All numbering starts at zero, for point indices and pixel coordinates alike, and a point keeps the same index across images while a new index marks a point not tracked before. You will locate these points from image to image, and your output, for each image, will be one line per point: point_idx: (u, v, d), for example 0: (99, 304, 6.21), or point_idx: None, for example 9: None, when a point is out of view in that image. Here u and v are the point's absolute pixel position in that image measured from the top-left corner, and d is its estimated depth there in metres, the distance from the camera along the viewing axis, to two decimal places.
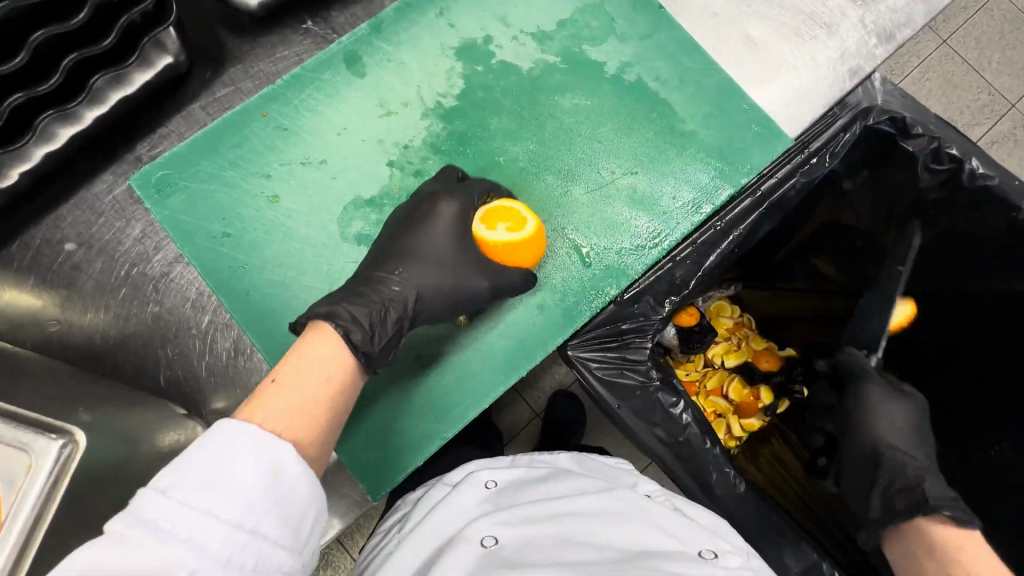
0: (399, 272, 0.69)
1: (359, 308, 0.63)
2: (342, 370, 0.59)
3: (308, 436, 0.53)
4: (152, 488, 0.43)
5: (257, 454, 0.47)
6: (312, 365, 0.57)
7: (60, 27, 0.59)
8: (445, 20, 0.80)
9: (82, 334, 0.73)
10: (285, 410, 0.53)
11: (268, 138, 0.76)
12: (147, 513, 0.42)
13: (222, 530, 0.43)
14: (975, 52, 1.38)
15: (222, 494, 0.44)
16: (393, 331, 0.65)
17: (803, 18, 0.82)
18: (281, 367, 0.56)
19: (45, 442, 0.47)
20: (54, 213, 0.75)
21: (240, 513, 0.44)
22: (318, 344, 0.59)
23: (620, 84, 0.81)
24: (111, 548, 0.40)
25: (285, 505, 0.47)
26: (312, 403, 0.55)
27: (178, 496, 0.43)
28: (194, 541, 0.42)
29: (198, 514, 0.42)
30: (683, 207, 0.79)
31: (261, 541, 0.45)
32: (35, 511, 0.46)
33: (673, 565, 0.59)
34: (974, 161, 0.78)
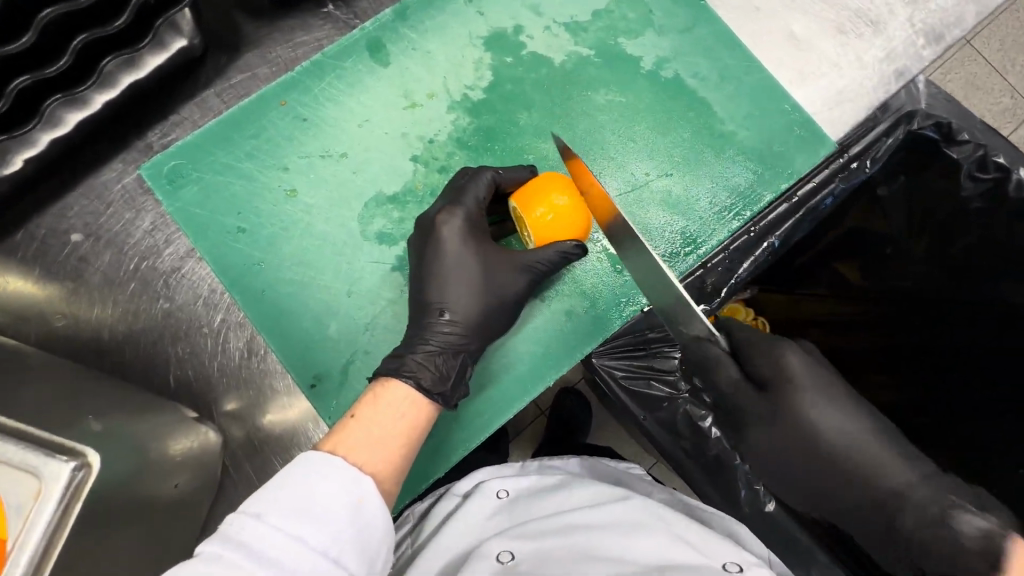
0: (445, 314, 0.65)
1: (423, 353, 0.62)
2: (419, 412, 0.57)
3: (389, 473, 0.52)
4: (245, 512, 0.43)
5: (343, 482, 0.46)
6: (390, 403, 0.56)
7: (70, 6, 0.55)
8: (474, 8, 0.76)
9: (89, 329, 0.70)
10: (365, 445, 0.52)
11: (287, 129, 0.72)
12: (242, 537, 0.42)
13: (308, 556, 0.43)
14: (999, 54, 1.33)
15: (309, 521, 0.44)
16: (460, 367, 0.63)
17: (848, 15, 0.79)
18: (360, 402, 0.56)
19: (56, 465, 0.44)
20: (61, 202, 0.71)
21: (325, 541, 0.44)
22: (395, 388, 0.58)
23: (657, 80, 0.77)
24: (207, 567, 0.40)
25: (365, 537, 0.46)
26: (391, 438, 0.54)
27: (272, 521, 0.43)
28: (282, 567, 0.41)
29: (288, 538, 0.43)
30: (719, 211, 0.76)
31: (343, 573, 0.44)
32: (45, 541, 0.43)
33: None
34: (1022, 171, 0.73)
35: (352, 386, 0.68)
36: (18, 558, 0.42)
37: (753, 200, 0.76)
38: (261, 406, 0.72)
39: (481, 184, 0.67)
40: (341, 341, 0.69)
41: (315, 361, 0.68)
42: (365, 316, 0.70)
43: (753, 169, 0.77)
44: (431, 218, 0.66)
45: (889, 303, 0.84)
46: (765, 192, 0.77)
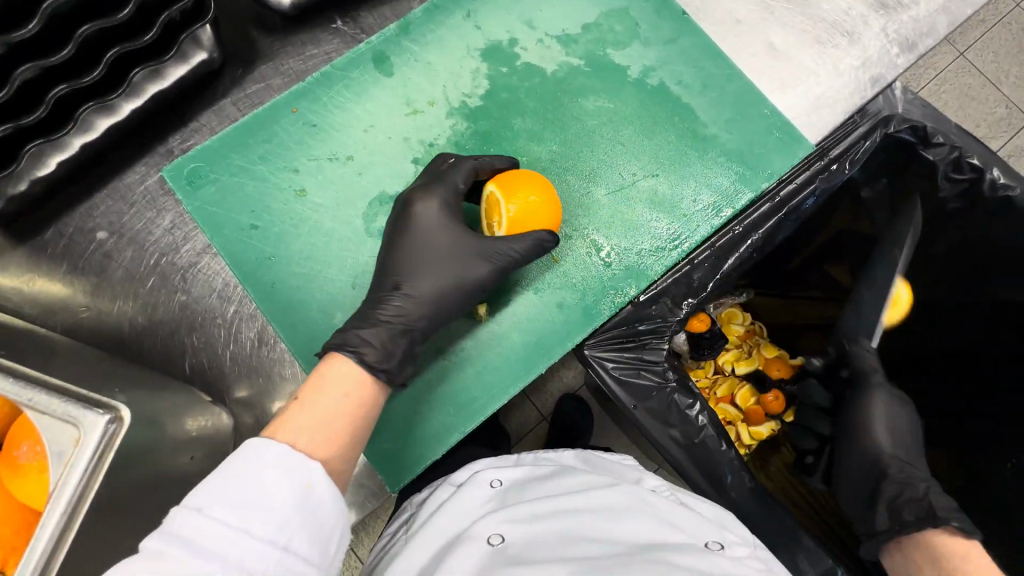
0: (400, 288, 0.70)
1: (385, 328, 0.66)
2: (359, 389, 0.61)
3: (333, 454, 0.56)
4: (187, 506, 0.46)
5: (286, 470, 0.50)
6: (330, 387, 0.60)
7: (106, 22, 0.60)
8: (472, 22, 0.82)
9: (111, 320, 0.75)
10: (308, 425, 0.55)
11: (298, 134, 0.78)
12: (180, 530, 0.45)
13: (255, 545, 0.45)
14: (993, 65, 1.38)
15: (253, 510, 0.47)
16: (405, 347, 0.67)
17: (825, 26, 0.84)
18: (298, 390, 0.58)
19: (91, 417, 0.49)
20: (88, 202, 0.77)
21: (272, 530, 0.47)
22: (333, 366, 0.62)
23: (642, 88, 0.82)
24: (150, 562, 0.43)
25: (315, 521, 0.49)
26: (333, 422, 0.57)
27: (212, 514, 0.46)
28: (229, 557, 0.44)
29: (233, 532, 0.45)
30: (703, 210, 0.80)
31: (292, 557, 0.47)
32: (81, 485, 0.48)
33: (684, 557, 0.59)
34: (995, 171, 0.76)
35: None
36: (59, 500, 0.47)
37: (734, 199, 0.81)
38: (271, 393, 0.76)
39: (459, 171, 0.72)
40: None
41: (321, 349, 0.72)
42: None
43: (735, 169, 0.81)
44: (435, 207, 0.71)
45: (877, 302, 0.90)
46: (746, 192, 0.81)
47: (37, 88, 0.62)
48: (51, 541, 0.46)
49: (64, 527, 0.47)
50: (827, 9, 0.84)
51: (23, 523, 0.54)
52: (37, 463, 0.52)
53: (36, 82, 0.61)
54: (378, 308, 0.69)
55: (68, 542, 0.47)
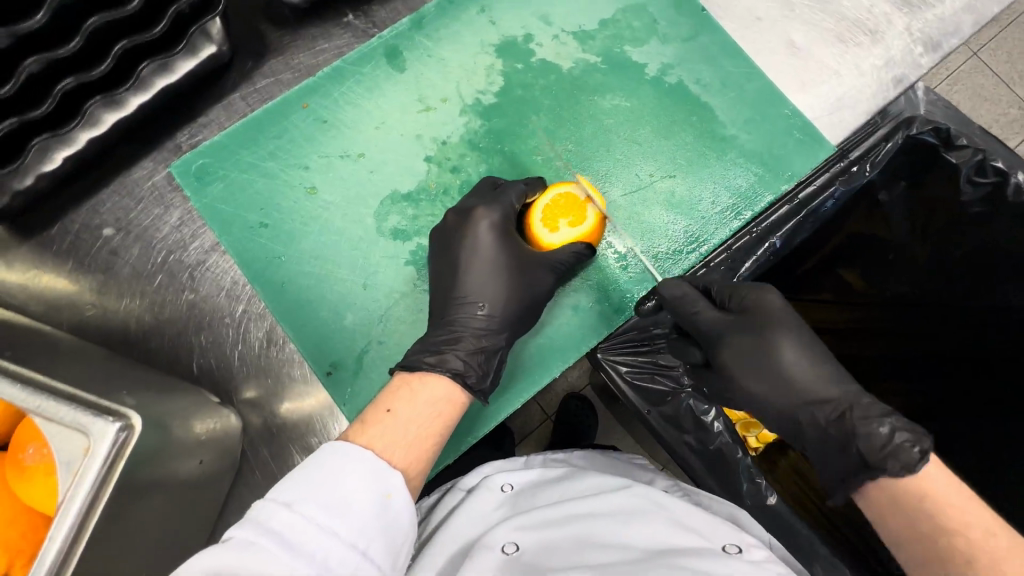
0: (483, 309, 0.68)
1: (465, 352, 0.64)
2: (450, 406, 0.60)
3: (415, 471, 0.53)
4: (273, 500, 0.44)
5: (372, 475, 0.47)
6: (427, 402, 0.58)
7: (114, 14, 0.59)
8: (486, 17, 0.80)
9: (118, 318, 0.74)
10: (399, 441, 0.53)
11: (309, 130, 0.76)
12: (274, 524, 0.42)
13: (338, 548, 0.43)
14: (1007, 66, 1.35)
15: (343, 514, 0.44)
16: (496, 361, 0.67)
17: (848, 24, 0.81)
18: (394, 399, 0.57)
19: (102, 424, 0.48)
20: (94, 198, 0.75)
21: (355, 534, 0.44)
22: (434, 382, 0.60)
23: (660, 86, 0.81)
24: (235, 553, 0.40)
25: (392, 532, 0.46)
26: (423, 436, 0.54)
27: (302, 511, 0.43)
28: (314, 558, 0.42)
29: (318, 530, 0.43)
30: (721, 212, 0.78)
31: (370, 565, 0.44)
32: (93, 492, 0.47)
33: (700, 561, 0.57)
34: (1021, 175, 0.72)
35: (365, 375, 0.71)
36: (69, 508, 0.46)
37: (755, 201, 0.79)
38: (279, 394, 0.75)
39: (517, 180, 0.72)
40: (356, 331, 0.72)
41: (330, 350, 0.71)
42: (379, 308, 0.73)
43: (755, 170, 0.80)
44: (465, 209, 0.70)
45: (895, 308, 0.87)
46: (766, 194, 0.79)
47: (44, 81, 0.60)
48: (63, 547, 0.46)
49: (74, 536, 0.46)
50: (849, 7, 0.82)
51: (32, 526, 0.53)
52: (44, 465, 0.50)
53: (43, 75, 0.60)
54: (455, 328, 0.67)
55: (81, 549, 0.47)
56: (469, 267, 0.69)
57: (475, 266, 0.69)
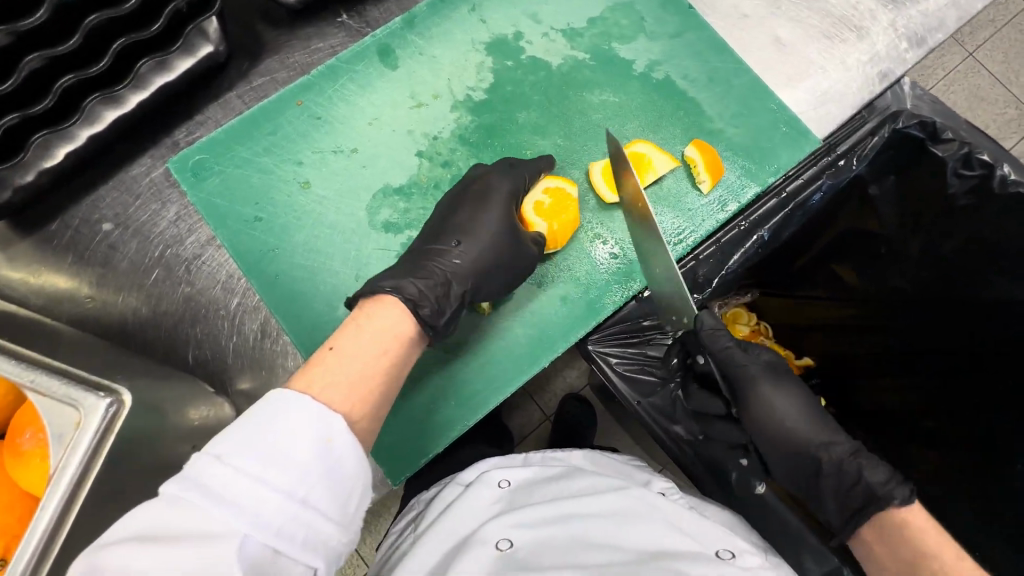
0: (460, 244, 0.71)
1: (424, 283, 0.66)
2: (398, 340, 0.60)
3: (361, 409, 0.53)
4: (205, 453, 0.43)
5: (307, 423, 0.46)
6: (371, 336, 0.58)
7: (111, 11, 0.61)
8: (476, 16, 0.82)
9: (116, 311, 0.76)
10: (341, 380, 0.53)
11: (303, 126, 0.78)
12: (203, 478, 0.42)
13: (272, 497, 0.43)
14: (1003, 66, 1.36)
15: (276, 464, 0.44)
16: (457, 300, 0.68)
17: (833, 21, 0.83)
18: (338, 336, 0.57)
19: (93, 399, 0.49)
20: (93, 194, 0.77)
21: (290, 483, 0.44)
22: (384, 314, 0.61)
23: (648, 82, 0.82)
24: (172, 510, 0.41)
25: (333, 475, 0.46)
26: (366, 375, 0.55)
27: (232, 462, 0.43)
28: (246, 509, 0.42)
29: (250, 480, 0.42)
30: (709, 204, 0.80)
31: (311, 512, 0.44)
32: (82, 464, 0.48)
33: (696, 567, 0.58)
34: (1006, 167, 0.72)
35: None
36: (59, 480, 0.47)
37: (740, 193, 0.80)
38: (274, 385, 0.76)
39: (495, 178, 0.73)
40: None
41: (323, 341, 0.73)
42: None
43: (742, 164, 0.81)
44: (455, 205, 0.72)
45: (882, 302, 0.88)
46: (752, 185, 0.80)
47: (43, 78, 0.62)
48: (55, 516, 0.47)
49: (66, 505, 0.47)
50: (835, 4, 0.83)
51: (25, 509, 0.54)
52: (40, 450, 0.52)
53: (42, 72, 0.61)
54: (425, 263, 0.69)
55: (70, 521, 0.47)
56: (468, 246, 0.71)
57: (471, 244, 0.72)
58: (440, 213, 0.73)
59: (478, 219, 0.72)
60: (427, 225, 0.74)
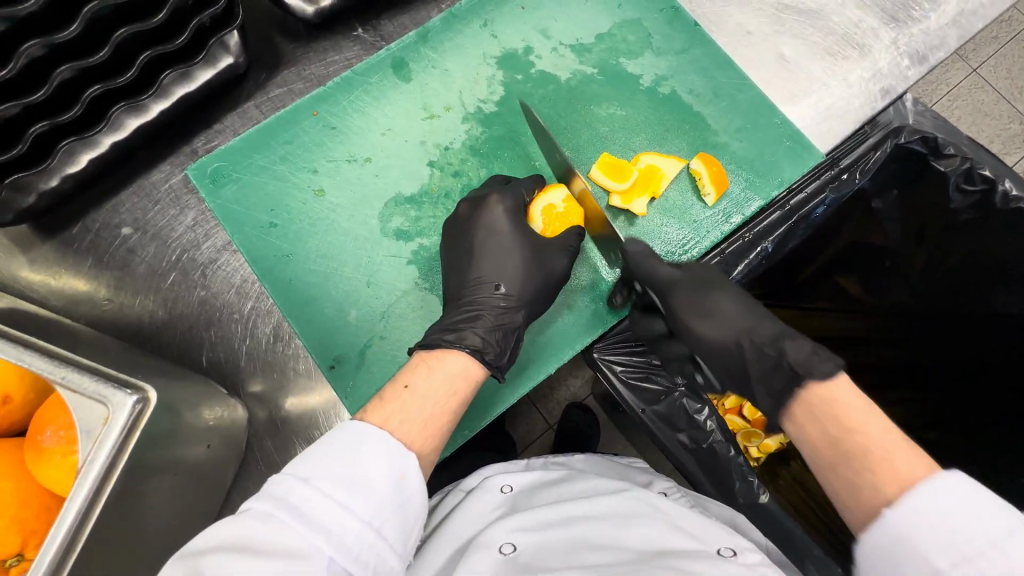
0: (501, 289, 0.73)
1: (483, 329, 0.68)
2: (468, 382, 0.62)
3: (429, 446, 0.55)
4: (293, 475, 0.45)
5: (386, 456, 0.49)
6: (442, 377, 0.60)
7: (141, 25, 0.63)
8: (488, 31, 0.84)
9: (133, 314, 0.77)
10: (415, 417, 0.54)
11: (317, 136, 0.81)
12: (291, 498, 0.44)
13: (353, 524, 0.44)
14: (1007, 82, 1.38)
15: (358, 492, 0.46)
16: (513, 343, 0.70)
17: (835, 38, 0.85)
18: (412, 375, 0.59)
19: (121, 396, 0.51)
20: (114, 199, 0.79)
21: (370, 511, 0.45)
22: (451, 358, 0.63)
23: (654, 96, 0.84)
24: (259, 524, 0.42)
25: (404, 511, 0.48)
26: (437, 414, 0.56)
27: (320, 486, 0.45)
28: (331, 534, 0.43)
29: (335, 504, 0.44)
30: (714, 216, 0.81)
31: (382, 543, 0.46)
32: (113, 453, 0.50)
33: (696, 564, 0.57)
34: (1008, 183, 0.73)
35: (368, 368, 0.74)
36: (87, 474, 0.49)
37: (744, 206, 0.82)
38: (284, 388, 0.77)
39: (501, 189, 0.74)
40: (359, 327, 0.75)
41: (334, 344, 0.74)
42: (383, 305, 0.76)
43: (746, 177, 0.83)
44: (465, 213, 0.74)
45: (883, 313, 0.89)
46: (756, 199, 0.82)
47: (72, 88, 0.64)
48: (82, 508, 0.48)
49: (91, 499, 0.49)
50: (838, 22, 0.85)
51: (43, 508, 0.55)
52: (62, 447, 0.53)
53: (71, 82, 0.64)
54: (477, 308, 0.71)
55: (96, 513, 0.49)
56: (483, 253, 0.73)
57: (491, 248, 0.74)
58: (451, 222, 0.75)
59: (491, 232, 0.73)
60: (444, 234, 0.75)
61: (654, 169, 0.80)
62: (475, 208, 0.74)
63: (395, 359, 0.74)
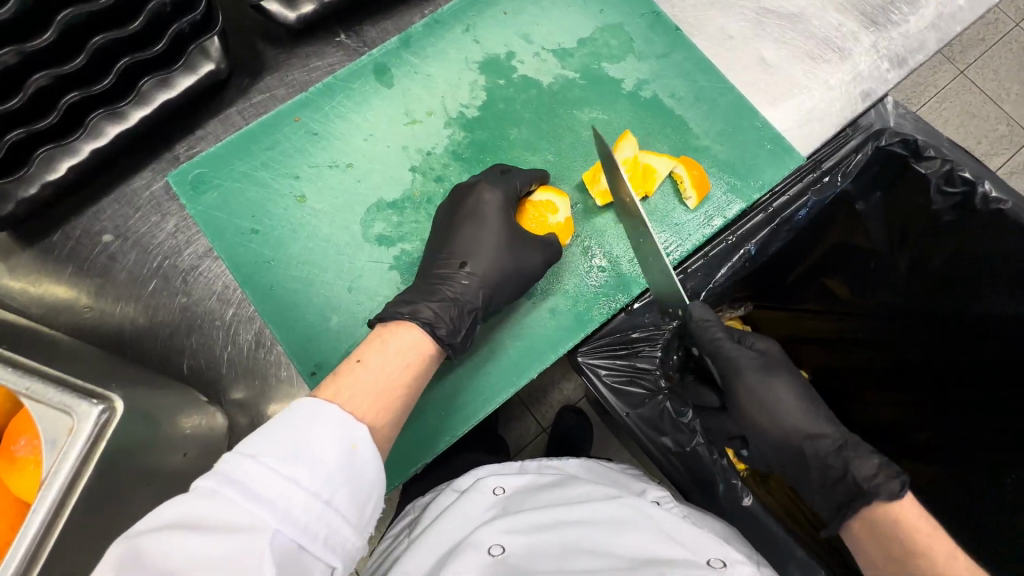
0: (466, 268, 0.72)
1: (440, 303, 0.68)
2: (421, 355, 0.62)
3: (381, 415, 0.55)
4: (240, 452, 0.45)
5: (336, 428, 0.48)
6: (396, 349, 0.61)
7: (117, 33, 0.63)
8: (470, 36, 0.84)
9: (113, 321, 0.77)
10: (367, 390, 0.55)
11: (299, 142, 0.80)
12: (237, 474, 0.44)
13: (302, 497, 0.44)
14: (993, 83, 1.39)
15: (306, 465, 0.45)
16: (467, 326, 0.69)
17: (816, 42, 0.85)
18: (364, 350, 0.59)
19: (85, 406, 0.51)
20: (94, 206, 0.79)
21: (319, 484, 0.45)
22: (404, 332, 0.63)
23: (637, 100, 0.84)
24: (203, 501, 0.42)
25: (356, 481, 0.48)
26: (388, 385, 0.57)
27: (267, 461, 0.45)
28: (276, 505, 0.43)
29: (282, 479, 0.44)
30: (696, 219, 0.81)
31: (333, 513, 0.46)
32: (74, 469, 0.49)
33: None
34: (987, 184, 0.74)
35: None
36: (51, 485, 0.48)
37: (726, 209, 0.82)
38: (267, 395, 0.77)
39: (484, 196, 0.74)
40: (341, 332, 0.75)
41: (317, 351, 0.74)
42: (366, 311, 0.76)
43: (727, 180, 0.83)
44: (447, 220, 0.74)
45: (870, 315, 0.89)
46: (738, 202, 0.82)
47: (49, 96, 0.64)
48: (44, 521, 0.48)
49: (54, 512, 0.48)
50: (818, 26, 0.86)
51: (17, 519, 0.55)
52: (34, 456, 0.53)
53: (48, 89, 0.63)
54: (436, 284, 0.70)
55: (61, 525, 0.48)
56: (465, 257, 0.73)
57: (473, 251, 0.73)
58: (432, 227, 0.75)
59: (478, 237, 0.73)
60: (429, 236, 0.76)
61: (636, 163, 0.79)
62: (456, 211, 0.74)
63: None
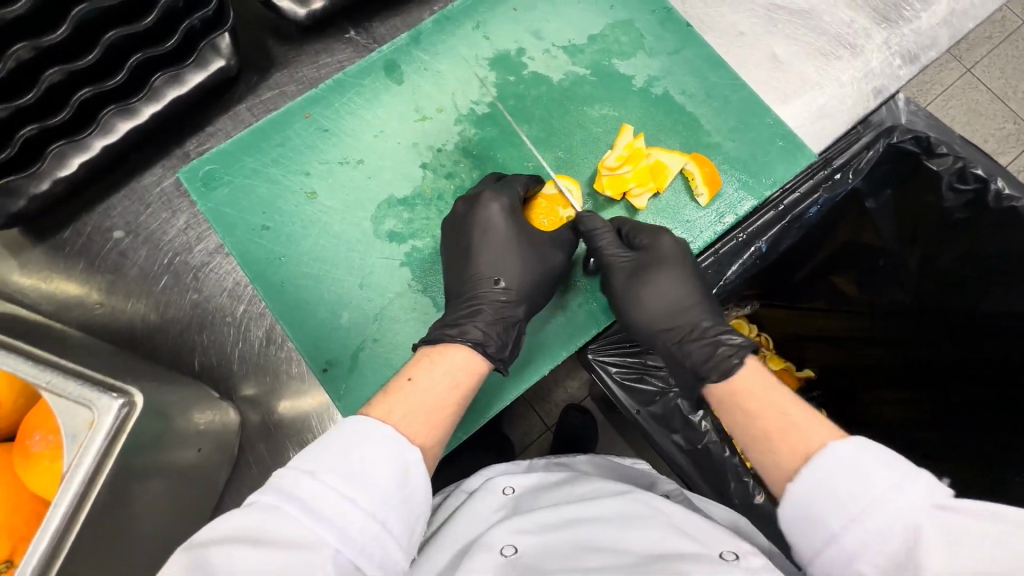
0: (499, 284, 0.72)
1: (483, 323, 0.68)
2: (470, 374, 0.62)
3: (432, 438, 0.54)
4: (297, 469, 0.45)
5: (392, 449, 0.49)
6: (445, 369, 0.61)
7: (129, 28, 0.63)
8: (481, 33, 0.84)
9: (125, 318, 0.77)
10: (418, 410, 0.54)
11: (310, 138, 0.80)
12: (295, 491, 0.44)
13: (359, 518, 0.44)
14: (1000, 81, 1.39)
15: (362, 485, 0.46)
16: (515, 334, 0.70)
17: (827, 38, 0.85)
18: (415, 369, 0.59)
19: (106, 400, 0.51)
20: (105, 203, 0.79)
21: (374, 504, 0.45)
22: (453, 352, 0.63)
23: (647, 97, 0.84)
24: (264, 517, 0.42)
25: (409, 504, 0.48)
26: (440, 405, 0.56)
27: (324, 479, 0.45)
28: (335, 525, 0.43)
29: (339, 498, 0.44)
30: (707, 216, 0.82)
31: (387, 535, 0.45)
32: (95, 463, 0.49)
33: (697, 567, 0.56)
34: (1000, 181, 0.73)
35: (360, 371, 0.74)
36: (72, 478, 0.49)
37: (738, 206, 0.82)
38: (278, 392, 0.77)
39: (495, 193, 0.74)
40: (352, 329, 0.75)
41: (327, 348, 0.74)
42: (376, 307, 0.76)
43: (738, 177, 0.83)
44: (459, 217, 0.74)
45: (880, 313, 0.88)
46: (750, 199, 0.82)
47: (62, 91, 0.64)
48: (66, 514, 0.48)
49: (75, 506, 0.48)
50: (829, 22, 0.85)
51: (32, 513, 0.55)
52: (50, 451, 0.53)
53: (61, 85, 0.63)
54: (476, 303, 0.71)
55: (81, 518, 0.49)
56: (477, 254, 0.73)
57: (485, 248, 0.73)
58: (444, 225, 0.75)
59: (489, 232, 0.73)
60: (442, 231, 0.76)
61: (637, 146, 0.79)
62: (467, 207, 0.74)
63: (388, 361, 0.74)
